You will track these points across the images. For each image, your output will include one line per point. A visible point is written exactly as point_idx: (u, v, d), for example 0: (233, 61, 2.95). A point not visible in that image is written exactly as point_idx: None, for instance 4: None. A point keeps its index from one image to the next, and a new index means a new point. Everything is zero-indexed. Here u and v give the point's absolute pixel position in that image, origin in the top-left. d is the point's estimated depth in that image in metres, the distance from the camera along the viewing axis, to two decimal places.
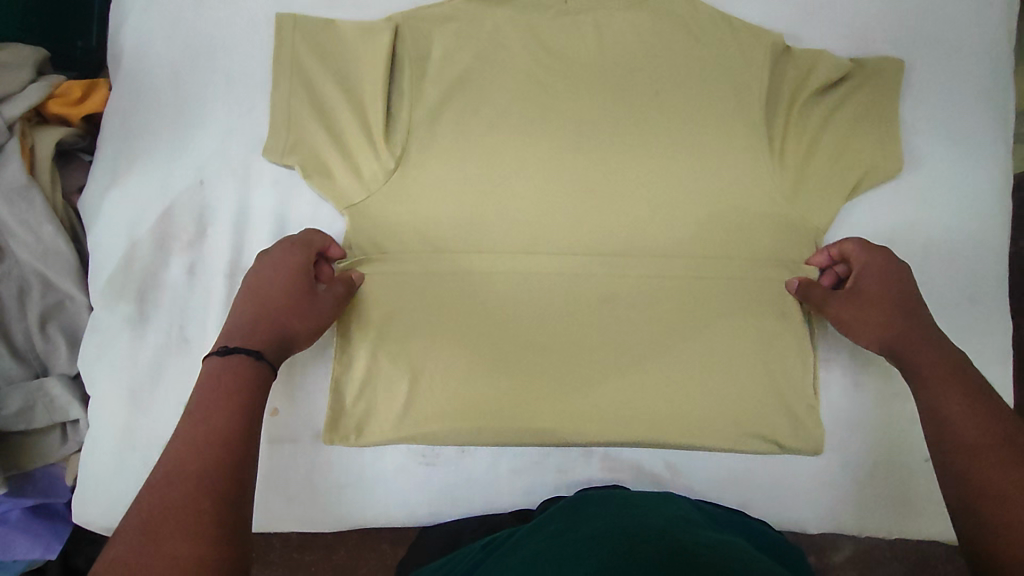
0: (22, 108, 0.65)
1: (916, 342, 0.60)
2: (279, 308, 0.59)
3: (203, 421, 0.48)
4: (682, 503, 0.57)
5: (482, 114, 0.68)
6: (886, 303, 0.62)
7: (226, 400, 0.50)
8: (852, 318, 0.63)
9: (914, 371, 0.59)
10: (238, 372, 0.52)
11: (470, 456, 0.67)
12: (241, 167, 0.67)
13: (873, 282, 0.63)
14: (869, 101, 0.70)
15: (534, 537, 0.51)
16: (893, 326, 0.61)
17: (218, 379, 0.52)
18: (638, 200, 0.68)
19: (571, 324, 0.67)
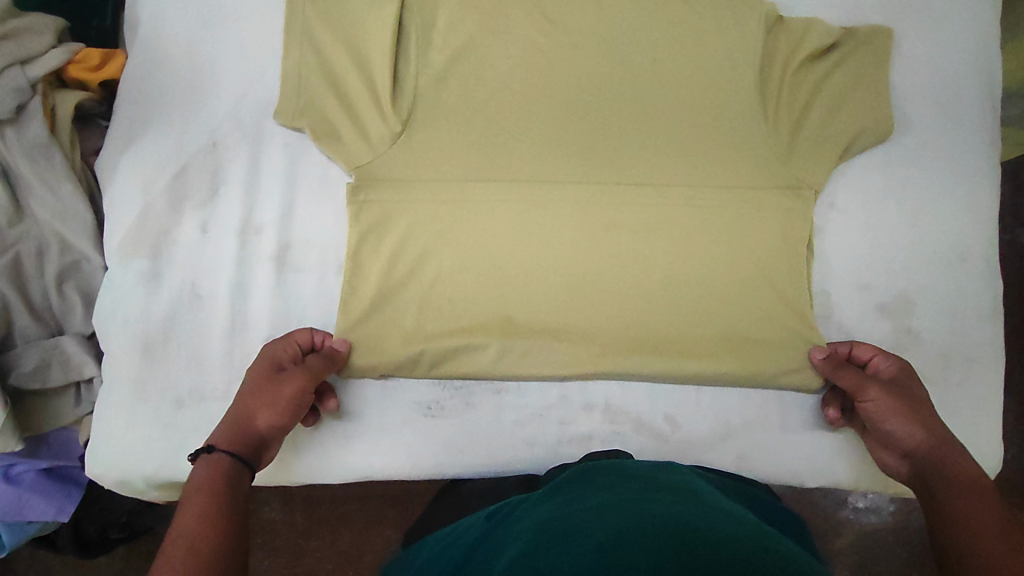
0: (44, 69, 0.68)
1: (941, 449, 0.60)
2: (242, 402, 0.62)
3: (177, 525, 0.53)
4: (687, 472, 0.58)
5: (486, 81, 0.71)
6: (920, 407, 0.63)
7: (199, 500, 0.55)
8: (894, 408, 0.63)
9: (942, 469, 0.59)
10: (218, 474, 0.57)
11: (476, 409, 0.69)
12: (253, 130, 0.70)
13: (910, 385, 0.65)
14: (860, 66, 0.72)
15: (534, 509, 0.50)
16: (926, 429, 0.62)
17: (204, 483, 0.56)
18: (637, 164, 0.71)
19: (571, 283, 0.69)
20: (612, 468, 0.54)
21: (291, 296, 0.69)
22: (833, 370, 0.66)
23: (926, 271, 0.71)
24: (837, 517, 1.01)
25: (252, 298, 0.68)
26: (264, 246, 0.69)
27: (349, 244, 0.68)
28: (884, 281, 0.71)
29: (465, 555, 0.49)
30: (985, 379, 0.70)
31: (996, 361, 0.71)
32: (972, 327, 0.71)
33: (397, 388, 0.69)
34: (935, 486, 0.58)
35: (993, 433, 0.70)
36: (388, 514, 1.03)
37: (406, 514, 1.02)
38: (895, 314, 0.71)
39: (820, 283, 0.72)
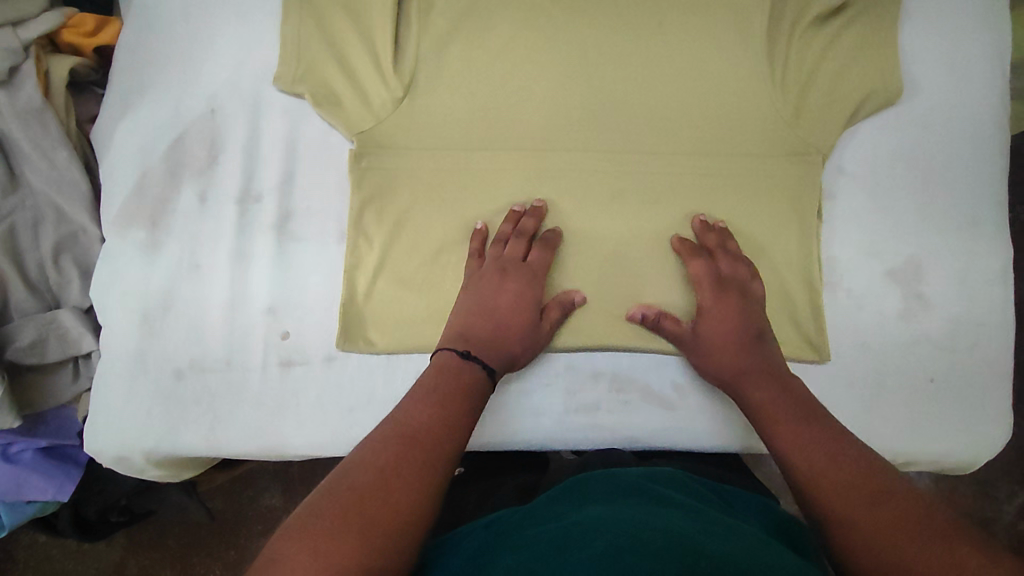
0: (36, 32, 0.67)
1: (755, 372, 0.62)
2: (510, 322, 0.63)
3: (415, 414, 0.52)
4: (698, 487, 0.54)
5: (488, 46, 0.69)
6: (726, 334, 0.64)
7: (453, 398, 0.55)
8: (698, 354, 0.64)
9: (753, 401, 0.60)
10: (469, 381, 0.57)
11: (542, 383, 0.68)
12: (252, 97, 0.68)
13: (710, 323, 0.64)
14: (873, 27, 0.70)
15: (535, 522, 0.47)
16: (735, 352, 0.63)
17: (451, 380, 0.56)
18: (643, 128, 0.70)
19: (577, 250, 0.68)
20: (619, 481, 0.51)
21: (291, 265, 0.67)
22: (689, 259, 0.66)
23: (935, 237, 0.70)
24: None
25: (252, 267, 0.67)
26: (263, 214, 0.67)
27: (350, 211, 0.67)
28: (892, 247, 0.70)
29: (457, 566, 0.46)
30: (997, 346, 0.69)
31: (1007, 327, 0.70)
32: (983, 293, 0.70)
33: (404, 356, 0.66)
34: (749, 414, 0.60)
35: (1001, 399, 0.69)
36: None
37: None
38: (904, 280, 0.70)
39: (830, 249, 0.71)
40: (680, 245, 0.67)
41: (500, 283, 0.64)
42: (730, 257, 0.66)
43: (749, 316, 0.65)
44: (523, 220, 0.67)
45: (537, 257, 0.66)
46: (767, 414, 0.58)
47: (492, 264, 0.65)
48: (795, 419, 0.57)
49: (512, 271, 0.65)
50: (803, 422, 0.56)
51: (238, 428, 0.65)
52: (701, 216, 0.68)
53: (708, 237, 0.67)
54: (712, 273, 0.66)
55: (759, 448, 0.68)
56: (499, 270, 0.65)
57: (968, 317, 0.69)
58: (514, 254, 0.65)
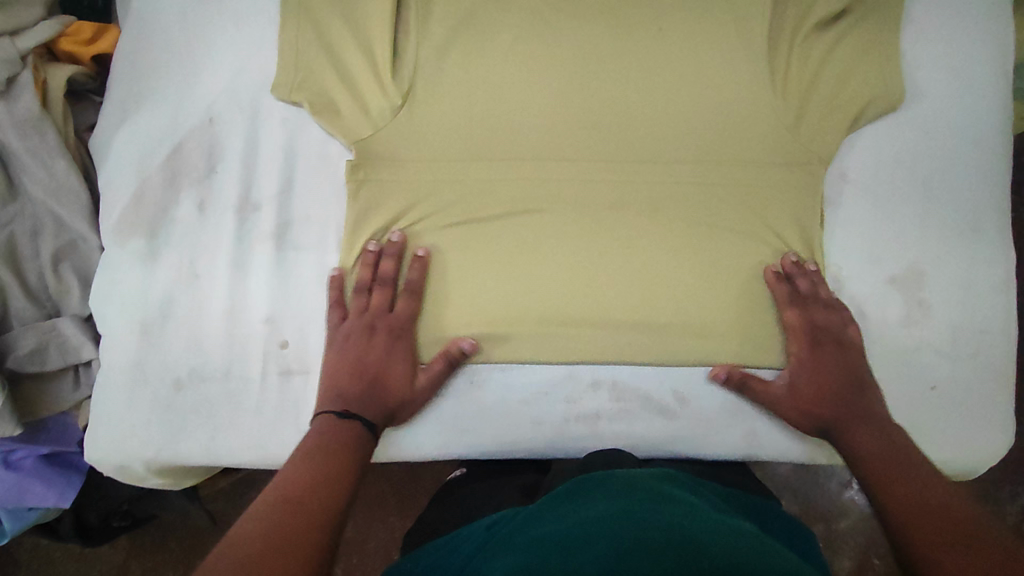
0: (34, 41, 0.67)
1: (855, 419, 0.63)
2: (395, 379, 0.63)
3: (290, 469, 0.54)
4: (698, 488, 0.54)
5: (487, 53, 0.69)
6: (835, 376, 0.65)
7: (339, 450, 0.57)
8: (785, 406, 0.65)
9: (851, 448, 0.62)
10: (351, 436, 0.59)
11: (453, 398, 0.67)
12: (250, 105, 0.68)
13: (830, 358, 0.65)
14: (875, 33, 0.70)
15: (533, 523, 0.47)
16: (831, 401, 0.64)
17: (339, 434, 0.58)
18: (642, 136, 0.69)
19: (577, 258, 0.68)
20: (616, 481, 0.51)
21: (290, 274, 0.67)
22: (785, 302, 0.67)
23: (937, 243, 0.70)
24: (844, 500, 1.00)
25: (251, 276, 0.67)
26: (262, 223, 0.67)
27: (349, 221, 0.67)
28: (894, 254, 0.70)
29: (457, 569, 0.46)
30: (999, 353, 0.69)
31: (1009, 334, 0.69)
32: (985, 300, 0.69)
33: None
34: (851, 461, 0.62)
35: (1004, 406, 0.69)
36: (393, 500, 1.02)
37: (409, 502, 1.02)
38: (906, 287, 0.70)
39: (831, 257, 0.70)
40: (776, 282, 0.67)
41: (368, 337, 0.64)
42: (832, 312, 0.66)
43: (849, 368, 0.65)
44: (381, 260, 0.66)
45: (402, 307, 0.65)
46: (864, 459, 0.60)
47: (359, 321, 0.65)
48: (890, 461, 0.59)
49: (407, 336, 0.65)
50: (910, 459, 0.59)
51: (238, 437, 0.65)
52: (774, 270, 0.67)
53: (799, 280, 0.67)
54: (809, 326, 0.66)
55: (759, 456, 0.68)
56: (369, 327, 0.64)
57: (970, 324, 0.69)
58: (380, 307, 0.65)
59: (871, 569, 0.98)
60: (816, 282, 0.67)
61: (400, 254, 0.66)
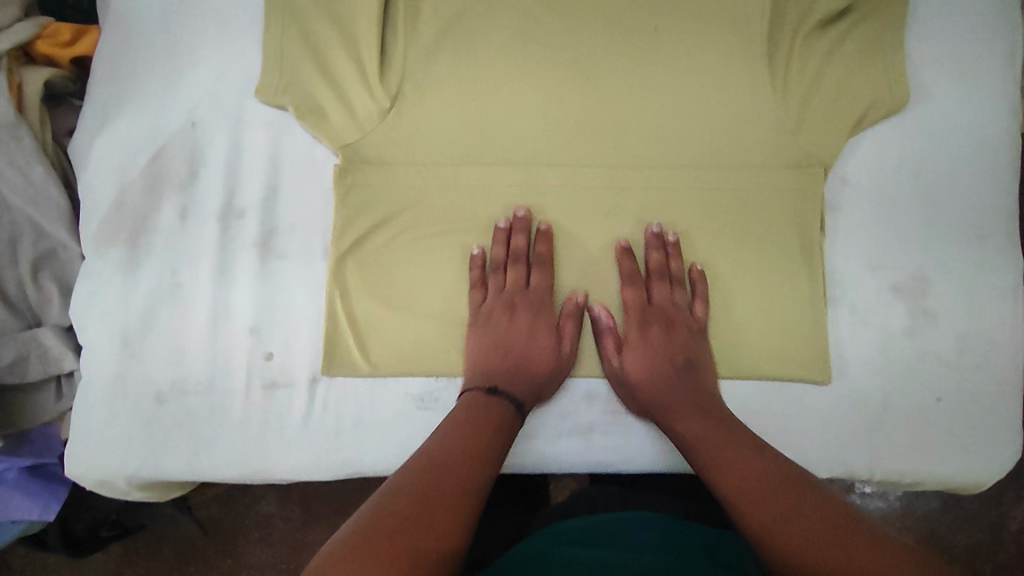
0: (9, 44, 0.65)
1: (704, 422, 0.60)
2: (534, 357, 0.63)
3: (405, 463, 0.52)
4: (688, 538, 0.52)
5: (477, 54, 0.66)
6: (659, 373, 0.63)
7: (481, 437, 0.55)
8: (639, 374, 0.63)
9: (716, 465, 0.56)
10: (495, 414, 0.58)
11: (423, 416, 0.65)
12: (233, 109, 0.66)
13: (633, 358, 0.64)
14: (878, 32, 0.68)
15: (529, 564, 0.46)
16: (663, 396, 0.62)
17: (475, 414, 0.57)
18: (638, 140, 0.67)
19: (570, 266, 0.66)
20: (609, 537, 0.51)
21: (276, 283, 0.65)
22: (626, 280, 0.65)
23: (944, 249, 0.68)
24: None
25: (234, 285, 0.65)
26: (246, 231, 0.65)
27: (336, 228, 0.65)
28: (899, 260, 0.68)
29: None
30: (1007, 362, 0.67)
31: (1018, 343, 0.67)
32: (993, 308, 0.67)
33: (391, 378, 0.65)
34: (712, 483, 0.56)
35: (1013, 418, 0.66)
36: None
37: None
38: (911, 295, 0.67)
39: (834, 263, 0.68)
40: (653, 237, 0.66)
41: (509, 317, 0.65)
42: (666, 285, 0.66)
43: (671, 350, 0.65)
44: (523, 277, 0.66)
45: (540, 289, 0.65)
46: (738, 492, 0.53)
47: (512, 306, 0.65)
48: (733, 461, 0.55)
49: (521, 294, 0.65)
50: (746, 463, 0.55)
51: (221, 451, 0.63)
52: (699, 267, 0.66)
53: (655, 253, 0.66)
54: (669, 305, 0.66)
55: None
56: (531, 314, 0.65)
57: (977, 333, 0.67)
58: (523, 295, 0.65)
59: None
60: (671, 255, 0.66)
61: (486, 261, 0.66)
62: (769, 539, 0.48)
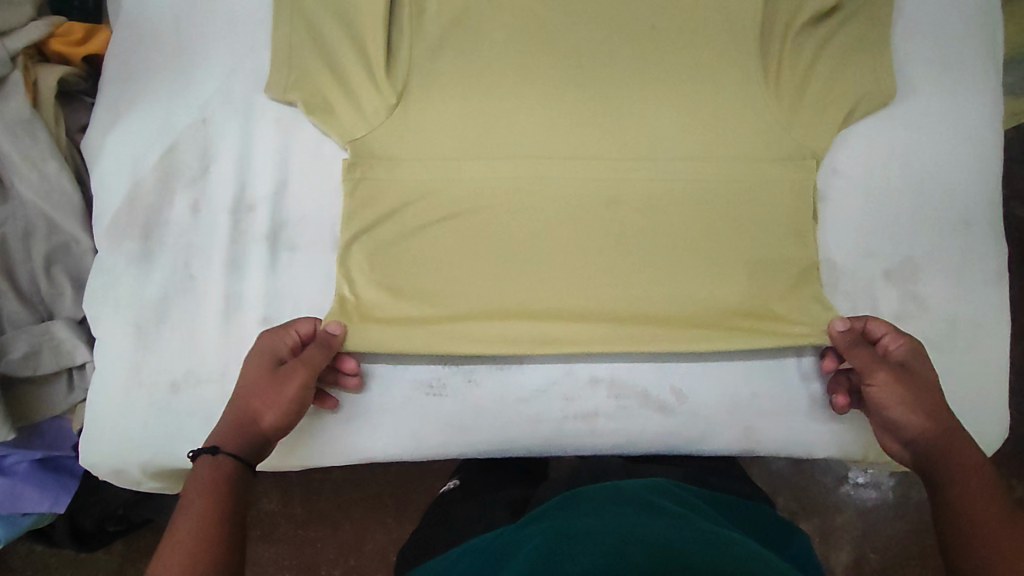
0: (22, 42, 0.67)
1: (948, 434, 0.59)
2: (248, 398, 0.59)
3: (175, 528, 0.50)
4: (687, 496, 0.54)
5: (481, 51, 0.69)
6: (927, 394, 0.61)
7: (209, 490, 0.53)
8: (892, 389, 0.61)
9: (949, 466, 0.57)
10: (222, 474, 0.54)
11: (405, 407, 0.66)
12: (243, 105, 0.68)
13: (919, 369, 0.62)
14: (865, 29, 0.71)
15: (535, 530, 0.48)
16: (935, 420, 0.60)
17: (204, 476, 0.54)
18: (637, 133, 0.69)
19: (572, 256, 0.68)
20: (603, 494, 0.51)
21: (286, 276, 0.67)
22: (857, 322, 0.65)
23: (930, 237, 0.70)
24: (841, 495, 1.01)
25: (246, 277, 0.66)
26: (256, 224, 0.67)
27: (344, 221, 0.66)
28: (888, 248, 0.70)
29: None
30: (992, 345, 0.69)
31: (1004, 327, 0.70)
32: (979, 293, 0.70)
33: (400, 365, 0.67)
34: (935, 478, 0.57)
35: (999, 398, 0.69)
36: (389, 501, 1.01)
37: (407, 503, 1.01)
38: (900, 281, 0.70)
39: (826, 252, 0.71)
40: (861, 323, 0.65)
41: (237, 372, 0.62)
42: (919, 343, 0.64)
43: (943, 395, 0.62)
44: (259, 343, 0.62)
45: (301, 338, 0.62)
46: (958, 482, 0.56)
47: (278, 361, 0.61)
48: (986, 488, 0.55)
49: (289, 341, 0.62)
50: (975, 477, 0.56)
51: None
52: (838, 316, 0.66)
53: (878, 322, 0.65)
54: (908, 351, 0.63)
55: (755, 449, 0.69)
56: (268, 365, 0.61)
57: (965, 317, 0.70)
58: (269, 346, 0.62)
59: (867, 563, 0.99)
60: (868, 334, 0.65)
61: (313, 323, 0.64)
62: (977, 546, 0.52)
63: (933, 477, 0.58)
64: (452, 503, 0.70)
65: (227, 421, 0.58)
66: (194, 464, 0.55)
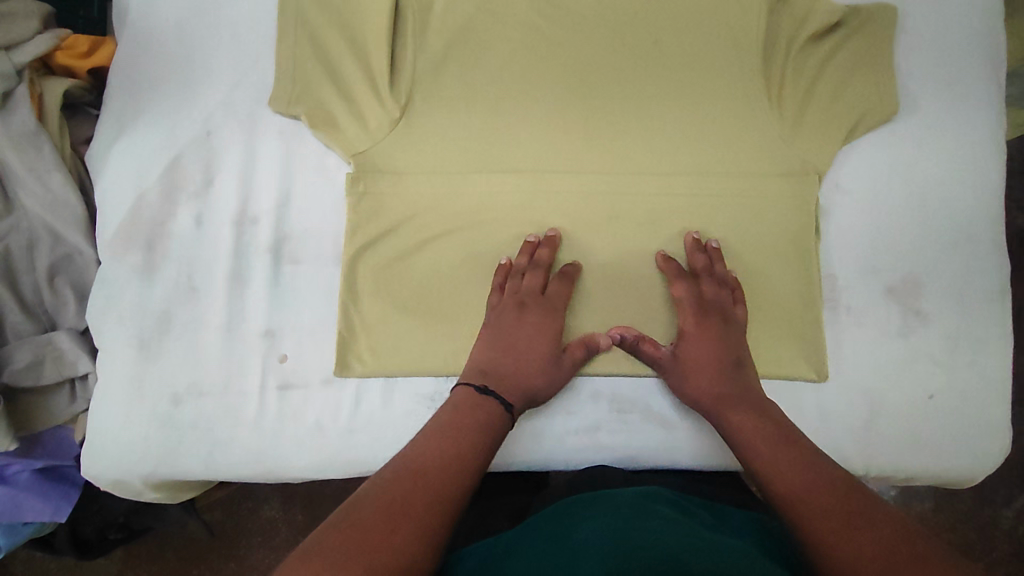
0: (30, 55, 0.67)
1: (725, 398, 0.62)
2: (532, 355, 0.63)
3: (433, 446, 0.53)
4: (692, 505, 0.54)
5: (486, 66, 0.69)
6: (708, 353, 0.64)
7: (490, 425, 0.57)
8: (685, 360, 0.64)
9: (728, 420, 0.61)
10: (490, 413, 0.58)
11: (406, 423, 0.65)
12: (248, 118, 0.68)
13: (690, 336, 0.65)
14: (868, 45, 0.71)
15: (545, 536, 0.48)
16: (716, 377, 0.63)
17: (476, 412, 0.57)
18: (641, 149, 0.69)
19: (575, 269, 0.68)
20: (610, 500, 0.51)
21: (289, 289, 0.67)
22: (674, 279, 0.66)
23: (933, 252, 0.70)
24: None
25: (249, 290, 0.66)
26: (260, 237, 0.67)
27: (348, 234, 0.66)
28: (891, 264, 0.70)
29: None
30: (994, 360, 0.69)
31: (1006, 343, 0.70)
32: (982, 309, 0.70)
33: (401, 379, 0.66)
34: (727, 435, 0.61)
35: (1002, 415, 0.69)
36: None
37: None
38: (902, 297, 0.70)
39: (829, 267, 0.71)
40: (667, 263, 0.67)
41: (518, 315, 0.64)
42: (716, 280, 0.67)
43: (727, 345, 0.64)
44: (539, 250, 0.66)
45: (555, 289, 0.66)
46: (743, 432, 0.59)
47: (511, 297, 0.65)
48: (766, 438, 0.58)
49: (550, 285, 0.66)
50: (790, 461, 0.55)
51: (237, 451, 0.64)
52: (662, 252, 0.68)
53: (697, 258, 0.67)
54: (696, 295, 0.66)
55: None
56: (519, 306, 0.64)
57: (968, 333, 0.69)
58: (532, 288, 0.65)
59: None
60: (712, 259, 0.67)
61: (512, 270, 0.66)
62: (776, 484, 0.54)
63: (732, 441, 0.60)
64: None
65: (521, 370, 0.62)
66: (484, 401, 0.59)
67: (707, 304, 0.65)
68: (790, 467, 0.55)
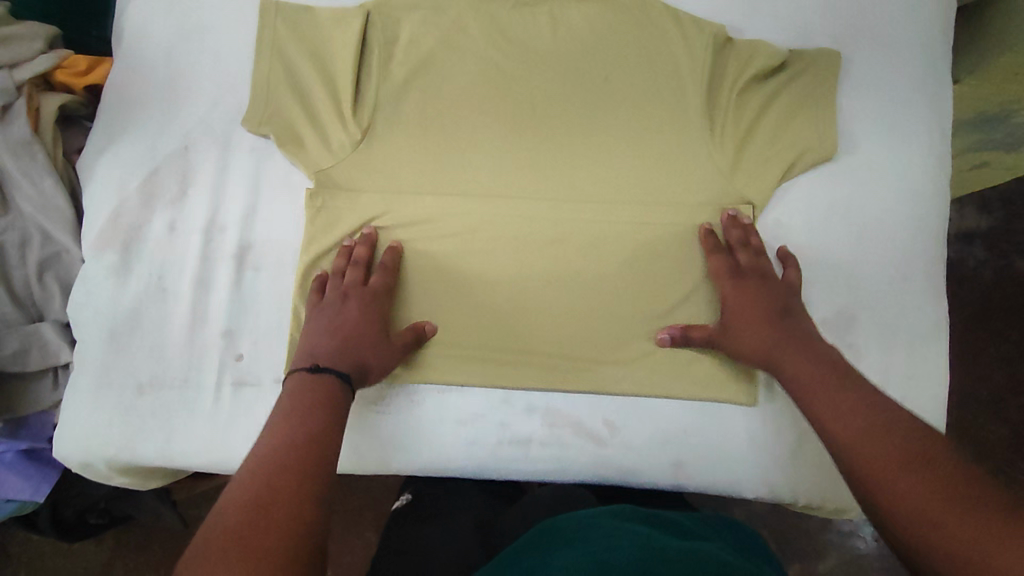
0: (29, 73, 0.74)
1: (785, 350, 0.64)
2: (360, 334, 0.66)
3: (279, 434, 0.55)
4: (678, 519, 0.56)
5: (444, 96, 0.74)
6: (752, 315, 0.67)
7: (328, 401, 0.60)
8: (733, 325, 0.68)
9: (789, 369, 0.63)
10: (331, 390, 0.61)
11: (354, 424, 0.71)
12: (222, 135, 0.74)
13: (731, 301, 0.68)
14: (809, 88, 0.74)
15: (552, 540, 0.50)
16: (763, 338, 0.66)
17: (308, 390, 0.60)
18: (585, 177, 0.74)
19: (516, 288, 0.72)
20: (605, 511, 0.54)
21: (249, 293, 0.72)
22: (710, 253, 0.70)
23: (867, 288, 0.72)
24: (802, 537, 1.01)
25: (213, 291, 0.72)
26: (226, 244, 0.73)
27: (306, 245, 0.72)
28: (825, 297, 0.73)
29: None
30: (924, 397, 0.71)
31: (937, 380, 0.71)
32: (912, 346, 0.72)
33: None
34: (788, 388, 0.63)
35: None
36: (367, 512, 1.04)
37: (378, 515, 1.04)
38: (835, 330, 0.72)
39: None
40: (706, 235, 0.71)
41: (341, 305, 0.67)
42: (749, 248, 0.70)
43: (770, 295, 0.68)
44: (356, 248, 0.71)
45: (377, 279, 0.69)
46: (801, 387, 0.62)
47: (334, 292, 0.69)
48: (830, 383, 0.60)
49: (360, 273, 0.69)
50: (850, 416, 0.56)
51: (191, 441, 0.70)
52: (706, 224, 0.72)
53: (732, 232, 0.71)
54: (729, 263, 0.70)
55: (686, 484, 0.71)
56: (339, 294, 0.68)
57: (898, 368, 0.71)
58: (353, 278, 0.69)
59: None
60: (749, 232, 0.71)
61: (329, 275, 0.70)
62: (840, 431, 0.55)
63: (796, 395, 0.62)
64: (415, 519, 0.74)
65: (347, 350, 0.65)
66: (318, 383, 0.61)
67: (743, 270, 0.69)
68: (848, 419, 0.56)
